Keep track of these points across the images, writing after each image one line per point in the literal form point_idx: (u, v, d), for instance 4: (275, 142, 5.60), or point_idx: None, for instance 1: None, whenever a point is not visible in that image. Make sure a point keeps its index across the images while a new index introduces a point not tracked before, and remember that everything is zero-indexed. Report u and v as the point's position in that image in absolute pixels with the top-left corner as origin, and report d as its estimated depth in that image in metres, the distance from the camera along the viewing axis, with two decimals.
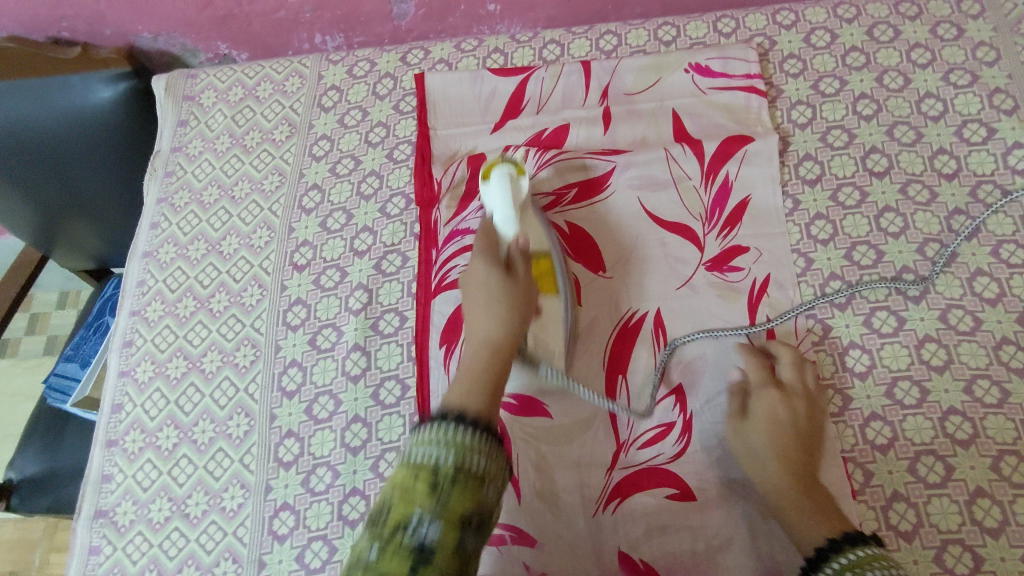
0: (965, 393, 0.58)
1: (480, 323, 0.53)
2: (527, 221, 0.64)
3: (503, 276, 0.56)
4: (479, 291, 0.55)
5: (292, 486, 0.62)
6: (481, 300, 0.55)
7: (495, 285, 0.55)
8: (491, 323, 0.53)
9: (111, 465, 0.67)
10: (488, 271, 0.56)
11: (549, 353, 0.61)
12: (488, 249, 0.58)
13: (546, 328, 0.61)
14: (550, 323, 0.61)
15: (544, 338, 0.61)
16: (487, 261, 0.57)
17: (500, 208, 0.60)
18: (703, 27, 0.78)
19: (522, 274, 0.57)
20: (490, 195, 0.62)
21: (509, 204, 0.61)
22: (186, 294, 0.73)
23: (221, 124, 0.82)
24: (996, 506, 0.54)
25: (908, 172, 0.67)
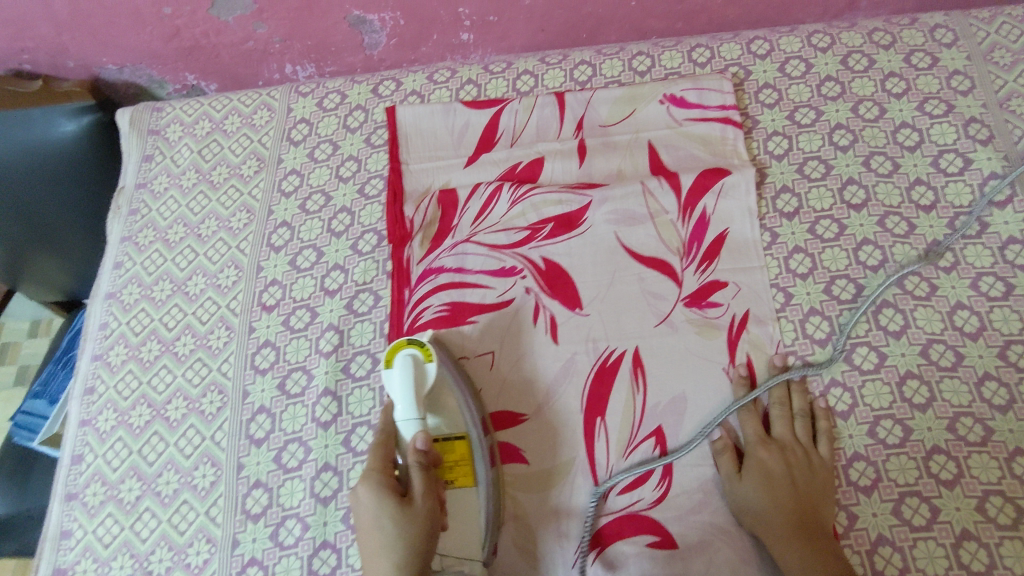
0: (948, 432, 0.57)
1: (375, 563, 0.51)
2: (442, 407, 0.59)
3: (398, 505, 0.52)
4: (375, 527, 0.52)
5: (259, 540, 0.60)
6: (377, 540, 0.52)
7: (390, 525, 0.51)
8: (386, 574, 0.51)
9: (70, 520, 0.64)
10: (380, 502, 0.52)
11: (462, 569, 0.55)
12: (381, 463, 0.54)
13: (460, 528, 0.57)
14: (465, 522, 0.57)
15: (453, 551, 0.56)
16: (380, 479, 0.53)
17: (400, 400, 0.56)
18: (676, 57, 0.77)
19: (418, 497, 0.53)
20: (394, 386, 0.57)
21: (411, 402, 0.56)
22: (151, 337, 0.71)
23: (187, 158, 0.80)
24: (983, 549, 0.53)
25: (886, 204, 0.66)
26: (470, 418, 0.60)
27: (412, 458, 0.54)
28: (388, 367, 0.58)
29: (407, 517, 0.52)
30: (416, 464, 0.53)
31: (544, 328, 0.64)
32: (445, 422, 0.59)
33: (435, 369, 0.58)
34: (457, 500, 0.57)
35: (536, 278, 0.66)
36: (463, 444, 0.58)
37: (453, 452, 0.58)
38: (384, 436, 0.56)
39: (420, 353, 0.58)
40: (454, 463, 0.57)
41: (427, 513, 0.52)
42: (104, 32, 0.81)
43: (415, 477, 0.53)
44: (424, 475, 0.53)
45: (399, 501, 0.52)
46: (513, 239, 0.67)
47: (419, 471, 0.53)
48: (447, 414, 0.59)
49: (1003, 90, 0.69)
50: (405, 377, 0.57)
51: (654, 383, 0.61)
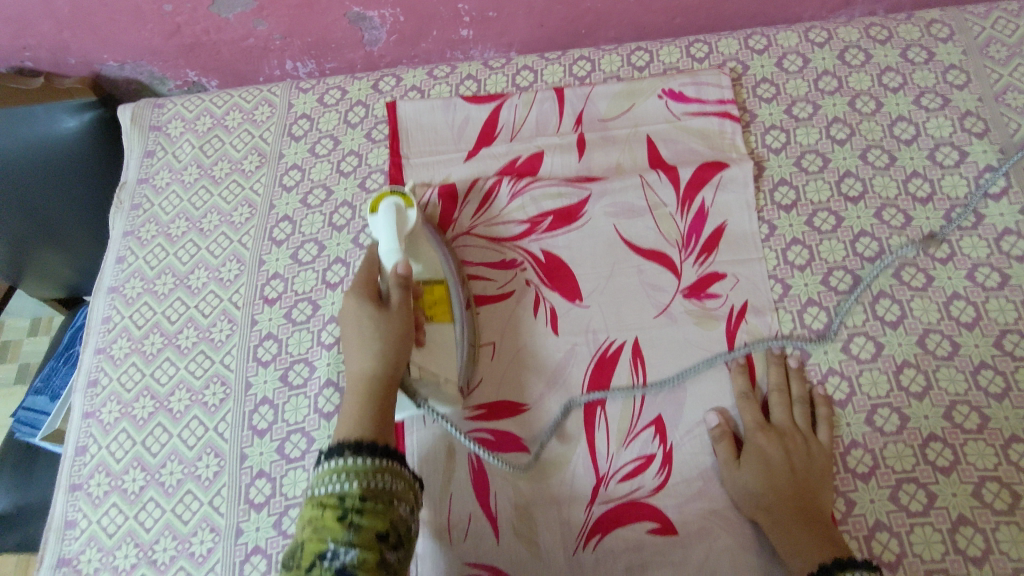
0: (945, 420, 0.57)
1: (357, 352, 0.54)
2: (421, 253, 0.64)
3: (377, 309, 0.56)
4: (355, 323, 0.56)
5: (263, 529, 0.60)
6: (356, 335, 0.55)
7: (368, 322, 0.56)
8: (365, 358, 0.54)
9: (74, 510, 0.64)
10: (360, 307, 0.56)
11: (437, 380, 0.60)
12: (364, 282, 0.58)
13: (439, 352, 0.61)
14: (443, 349, 0.61)
15: (430, 369, 0.59)
16: (360, 294, 0.57)
17: (385, 238, 0.62)
18: (675, 52, 0.78)
19: (395, 307, 0.57)
20: (379, 227, 0.62)
21: (393, 236, 0.61)
22: (153, 330, 0.71)
23: (189, 154, 0.81)
24: (979, 534, 0.53)
25: (882, 197, 0.67)
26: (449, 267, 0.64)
27: (392, 278, 0.58)
28: (374, 213, 0.64)
29: (386, 316, 0.56)
30: (395, 282, 0.57)
31: (544, 319, 0.65)
32: (425, 267, 0.64)
33: (416, 216, 0.64)
34: (436, 331, 0.61)
35: (537, 270, 0.67)
36: (441, 286, 0.63)
37: (432, 293, 0.63)
38: (368, 264, 0.60)
39: (402, 202, 0.64)
40: (433, 298, 0.63)
41: (405, 317, 0.57)
42: (105, 29, 0.81)
43: (394, 293, 0.57)
44: (403, 292, 0.57)
45: (377, 304, 0.56)
46: (514, 232, 0.68)
47: (398, 287, 0.57)
48: (426, 260, 0.64)
49: (999, 84, 0.70)
50: (388, 214, 0.62)
51: (653, 373, 0.61)
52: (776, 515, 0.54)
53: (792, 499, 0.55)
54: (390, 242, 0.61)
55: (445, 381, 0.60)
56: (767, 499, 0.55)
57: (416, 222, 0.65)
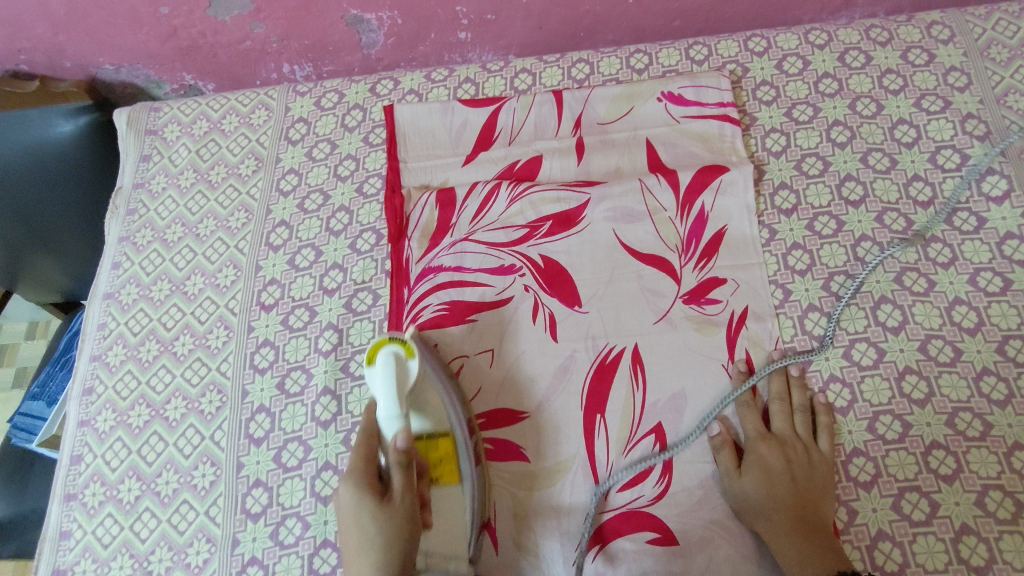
0: (947, 427, 0.57)
1: (354, 569, 0.47)
2: (426, 405, 0.55)
3: (377, 500, 0.48)
4: (354, 527, 0.48)
5: (259, 539, 0.59)
6: (356, 537, 0.48)
7: (368, 521, 0.47)
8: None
9: (70, 520, 0.64)
10: (359, 499, 0.48)
11: (447, 567, 0.52)
12: (362, 462, 0.50)
13: (447, 528, 0.53)
14: (451, 521, 0.53)
15: (438, 555, 0.52)
16: (357, 478, 0.49)
17: (383, 398, 0.52)
18: (674, 54, 0.77)
19: (398, 495, 0.48)
20: (376, 382, 0.53)
21: (393, 398, 0.52)
22: (149, 337, 0.71)
23: (185, 158, 0.80)
24: (982, 544, 0.53)
25: (884, 201, 0.66)
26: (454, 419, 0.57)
27: (392, 452, 0.49)
28: (370, 365, 0.54)
29: (388, 517, 0.47)
30: (396, 460, 0.49)
31: (543, 325, 0.64)
32: (428, 420, 0.55)
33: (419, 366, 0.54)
34: (442, 499, 0.54)
35: (535, 276, 0.66)
36: (447, 440, 0.55)
37: (437, 451, 0.55)
38: (365, 434, 0.52)
39: (402, 350, 0.54)
40: (439, 458, 0.54)
41: (410, 514, 0.48)
42: (101, 32, 0.81)
43: (395, 474, 0.49)
44: (405, 471, 0.49)
45: (377, 494, 0.48)
46: (512, 237, 0.67)
47: (400, 466, 0.48)
48: (429, 411, 0.55)
49: (1000, 86, 0.69)
50: (388, 369, 0.53)
51: (653, 380, 0.61)
52: (777, 525, 0.54)
53: (793, 510, 0.54)
54: (389, 403, 0.52)
55: (458, 559, 0.53)
56: (769, 509, 0.55)
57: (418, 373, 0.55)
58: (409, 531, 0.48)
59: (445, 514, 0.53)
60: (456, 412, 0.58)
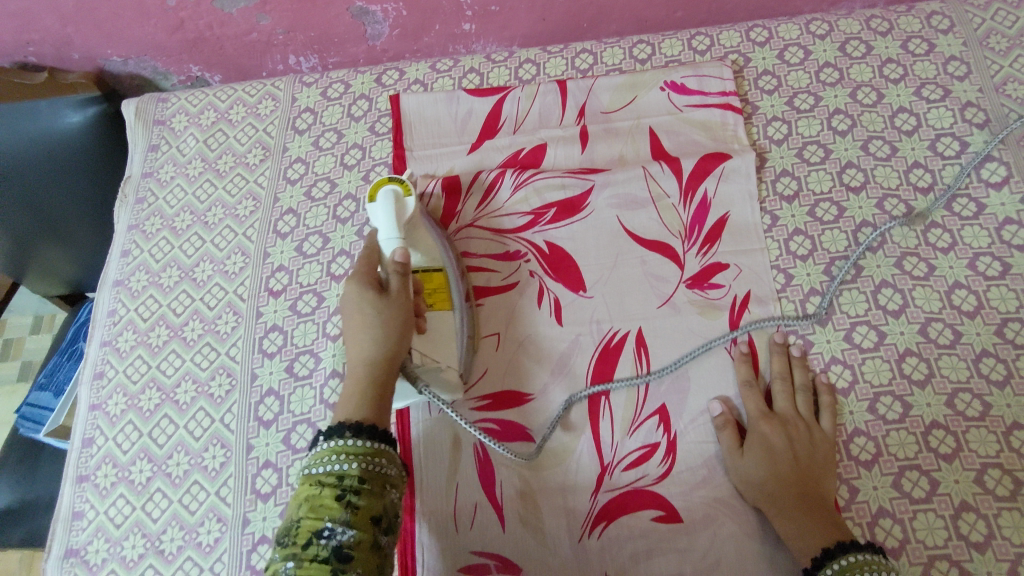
0: (947, 407, 0.58)
1: (356, 340, 0.55)
2: (419, 240, 0.62)
3: (376, 296, 0.56)
4: (356, 313, 0.56)
5: (270, 518, 0.60)
6: (358, 320, 0.56)
7: (369, 308, 0.56)
8: (365, 343, 0.55)
9: (81, 502, 0.64)
10: (361, 294, 0.56)
11: (439, 368, 0.59)
12: (365, 270, 0.58)
13: (439, 339, 0.60)
14: (443, 338, 0.60)
15: (430, 355, 0.59)
16: (360, 282, 0.57)
17: (383, 226, 0.60)
18: (677, 45, 0.78)
19: (394, 292, 0.57)
20: (376, 216, 0.61)
21: (392, 225, 0.60)
22: (159, 323, 0.71)
23: (193, 148, 0.81)
24: (981, 520, 0.54)
25: (884, 187, 0.67)
26: (448, 256, 0.63)
27: (391, 264, 0.58)
28: (372, 202, 0.63)
29: (384, 305, 0.56)
30: (394, 270, 0.57)
31: (548, 310, 0.65)
32: (424, 255, 0.62)
33: (415, 204, 0.62)
34: (436, 320, 0.60)
35: (540, 262, 0.67)
36: (440, 274, 0.62)
37: (430, 280, 0.61)
38: (368, 252, 0.60)
39: (400, 189, 0.62)
40: (432, 285, 0.61)
41: (403, 309, 0.56)
42: (109, 24, 0.82)
43: (393, 280, 0.57)
44: (401, 277, 0.57)
45: (376, 290, 0.57)
46: (516, 224, 0.69)
47: (396, 272, 0.57)
48: (424, 247, 0.62)
49: (999, 75, 0.70)
50: (387, 204, 0.60)
51: (656, 362, 0.62)
52: (780, 503, 0.55)
53: (795, 487, 0.55)
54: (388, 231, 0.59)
55: (446, 367, 0.59)
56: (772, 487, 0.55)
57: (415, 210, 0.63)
58: (402, 308, 0.56)
59: (443, 338, 0.60)
60: (450, 251, 0.64)
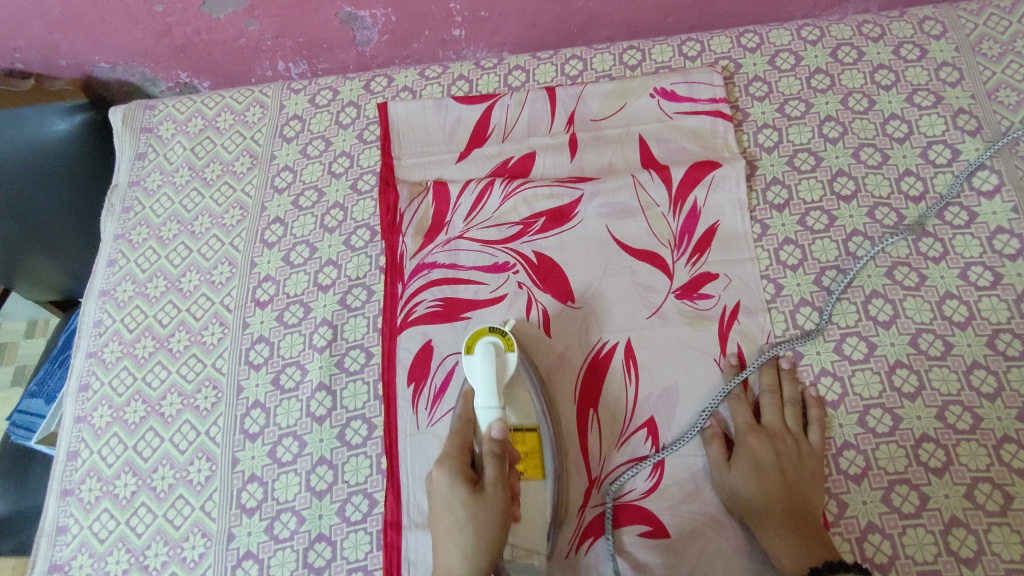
0: (937, 420, 0.57)
1: (444, 554, 0.51)
2: (516, 399, 0.59)
3: (470, 494, 0.52)
4: (445, 516, 0.53)
5: (255, 533, 0.60)
6: (446, 528, 0.52)
7: (460, 507, 0.52)
8: (455, 559, 0.51)
9: (66, 516, 0.64)
10: (453, 487, 0.53)
11: (530, 561, 0.55)
12: (459, 452, 0.55)
13: (532, 522, 0.56)
14: (536, 516, 0.57)
15: (522, 547, 0.56)
16: (454, 468, 0.54)
17: (482, 390, 0.56)
18: (667, 51, 0.77)
19: (490, 486, 0.52)
20: (474, 371, 0.57)
21: (492, 391, 0.56)
22: (145, 334, 0.71)
23: (179, 156, 0.80)
24: (971, 536, 0.53)
25: (875, 195, 0.67)
26: (543, 415, 0.59)
27: (487, 447, 0.53)
28: (468, 353, 0.58)
29: (478, 507, 0.52)
30: (491, 455, 0.53)
31: (537, 321, 0.64)
32: (518, 413, 0.59)
33: (517, 360, 0.58)
34: (528, 492, 0.57)
35: (529, 272, 0.66)
36: (534, 435, 0.59)
37: (524, 443, 0.58)
38: (461, 425, 0.57)
39: (500, 340, 0.58)
40: (525, 452, 0.58)
41: (499, 521, 0.51)
42: (95, 30, 0.81)
43: (488, 464, 0.53)
44: (497, 467, 0.53)
45: (470, 490, 0.52)
46: (506, 234, 0.68)
47: (493, 461, 0.53)
48: (520, 409, 0.59)
49: (992, 81, 0.70)
50: (486, 359, 0.57)
51: (645, 374, 0.61)
52: (764, 516, 0.54)
53: (780, 501, 0.55)
54: (486, 393, 0.56)
55: (538, 556, 0.56)
56: (756, 499, 0.55)
57: (515, 366, 0.59)
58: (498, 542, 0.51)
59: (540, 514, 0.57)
60: (544, 410, 0.60)
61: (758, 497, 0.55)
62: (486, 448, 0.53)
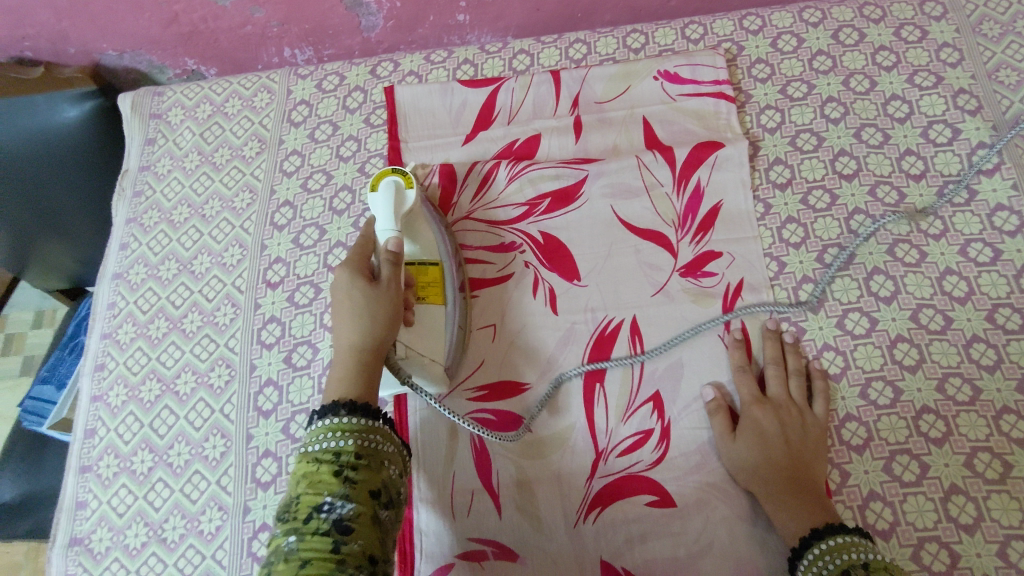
0: (938, 392, 0.58)
1: (342, 324, 0.55)
2: (418, 233, 0.63)
3: (367, 283, 0.56)
4: (345, 299, 0.56)
5: (270, 507, 0.61)
6: (347, 308, 0.56)
7: (360, 292, 0.56)
8: (352, 328, 0.55)
9: (85, 491, 0.65)
10: (351, 280, 0.57)
11: (422, 360, 0.59)
12: (358, 260, 0.59)
13: (428, 333, 0.60)
14: (433, 330, 0.61)
15: (417, 347, 0.59)
16: (353, 270, 0.58)
17: (382, 214, 0.61)
18: (671, 34, 0.78)
19: (384, 280, 0.57)
20: (377, 204, 0.62)
21: (390, 216, 0.61)
22: (159, 315, 0.72)
23: (189, 141, 0.81)
24: (971, 503, 0.54)
25: (876, 174, 0.68)
26: (446, 251, 0.64)
27: (384, 254, 0.58)
28: (373, 190, 0.63)
29: (374, 289, 0.56)
30: (387, 260, 0.57)
31: (543, 300, 0.65)
32: (420, 248, 0.63)
33: (416, 197, 0.63)
34: (427, 312, 0.61)
35: (535, 252, 0.67)
36: (436, 268, 0.63)
37: (426, 274, 0.62)
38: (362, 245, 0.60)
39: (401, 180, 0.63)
40: (427, 279, 0.62)
41: (394, 288, 0.57)
42: (103, 19, 0.82)
43: (383, 269, 0.57)
44: (392, 268, 0.57)
45: (366, 279, 0.57)
46: (512, 215, 0.69)
47: (388, 261, 0.58)
48: (422, 240, 0.63)
49: (992, 62, 0.71)
50: (387, 195, 0.62)
51: (651, 349, 0.62)
52: (770, 484, 0.55)
53: (786, 470, 0.56)
54: (386, 217, 0.61)
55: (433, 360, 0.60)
56: (761, 469, 0.56)
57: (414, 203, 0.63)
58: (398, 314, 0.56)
59: (439, 339, 0.61)
60: (448, 248, 0.65)
61: (763, 466, 0.56)
62: (381, 257, 0.58)
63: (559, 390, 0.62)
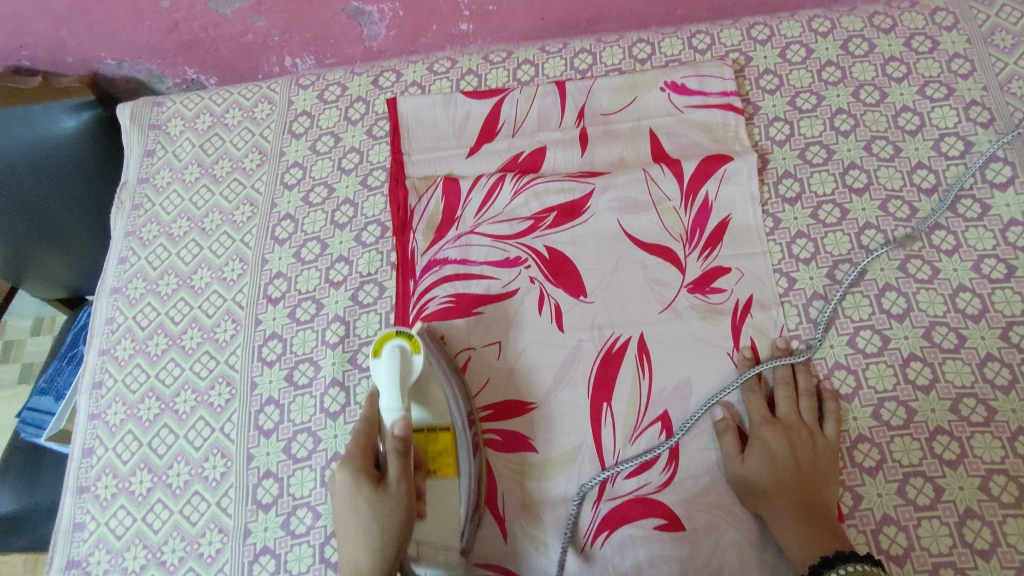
0: (951, 413, 0.57)
1: (350, 554, 0.51)
2: (429, 399, 0.58)
3: (373, 490, 0.52)
4: (351, 510, 0.52)
5: (271, 529, 0.60)
6: (352, 524, 0.51)
7: (364, 503, 0.51)
8: (361, 549, 0.50)
9: (82, 513, 0.64)
10: (356, 484, 0.52)
11: (438, 556, 0.54)
12: (362, 452, 0.54)
13: (443, 516, 0.55)
14: (448, 509, 0.55)
15: (430, 543, 0.54)
16: (358, 469, 0.53)
17: (386, 392, 0.56)
18: (677, 44, 0.77)
19: (393, 482, 0.52)
20: (381, 377, 0.57)
21: (396, 392, 0.56)
22: (158, 331, 0.71)
23: (189, 152, 0.80)
24: (986, 527, 0.53)
25: (887, 188, 0.66)
26: (457, 411, 0.59)
27: (390, 440, 0.53)
28: (375, 358, 0.58)
29: (381, 498, 0.52)
30: (394, 449, 0.52)
31: (549, 316, 0.64)
32: (429, 414, 0.58)
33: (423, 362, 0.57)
34: (440, 490, 0.56)
35: (540, 267, 0.66)
36: (447, 435, 0.57)
37: (435, 443, 0.57)
38: (368, 428, 0.56)
39: (406, 344, 0.57)
40: (437, 451, 0.57)
41: (402, 497, 0.52)
42: (101, 28, 0.81)
43: (391, 463, 0.52)
44: (399, 459, 0.52)
45: (372, 487, 0.52)
46: (517, 230, 0.68)
47: (396, 454, 0.52)
48: (432, 406, 0.58)
49: (1004, 73, 0.69)
50: (392, 364, 0.56)
51: (659, 368, 0.61)
52: (779, 508, 0.54)
53: (796, 493, 0.55)
54: (390, 395, 0.55)
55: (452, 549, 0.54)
56: (771, 492, 0.55)
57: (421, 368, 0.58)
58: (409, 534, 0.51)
59: (456, 526, 0.55)
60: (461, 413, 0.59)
61: (773, 489, 0.55)
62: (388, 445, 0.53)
63: (565, 410, 0.61)
